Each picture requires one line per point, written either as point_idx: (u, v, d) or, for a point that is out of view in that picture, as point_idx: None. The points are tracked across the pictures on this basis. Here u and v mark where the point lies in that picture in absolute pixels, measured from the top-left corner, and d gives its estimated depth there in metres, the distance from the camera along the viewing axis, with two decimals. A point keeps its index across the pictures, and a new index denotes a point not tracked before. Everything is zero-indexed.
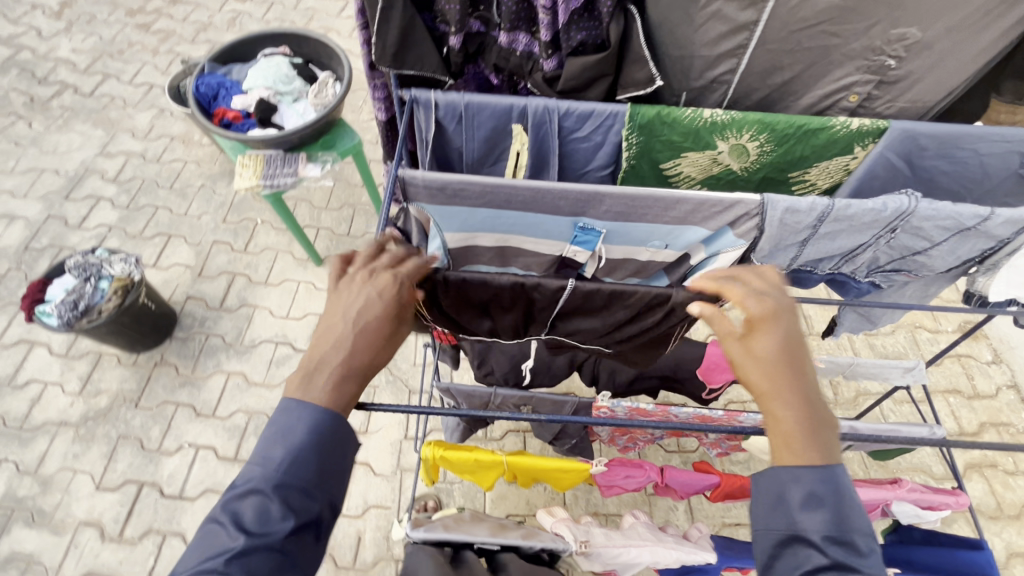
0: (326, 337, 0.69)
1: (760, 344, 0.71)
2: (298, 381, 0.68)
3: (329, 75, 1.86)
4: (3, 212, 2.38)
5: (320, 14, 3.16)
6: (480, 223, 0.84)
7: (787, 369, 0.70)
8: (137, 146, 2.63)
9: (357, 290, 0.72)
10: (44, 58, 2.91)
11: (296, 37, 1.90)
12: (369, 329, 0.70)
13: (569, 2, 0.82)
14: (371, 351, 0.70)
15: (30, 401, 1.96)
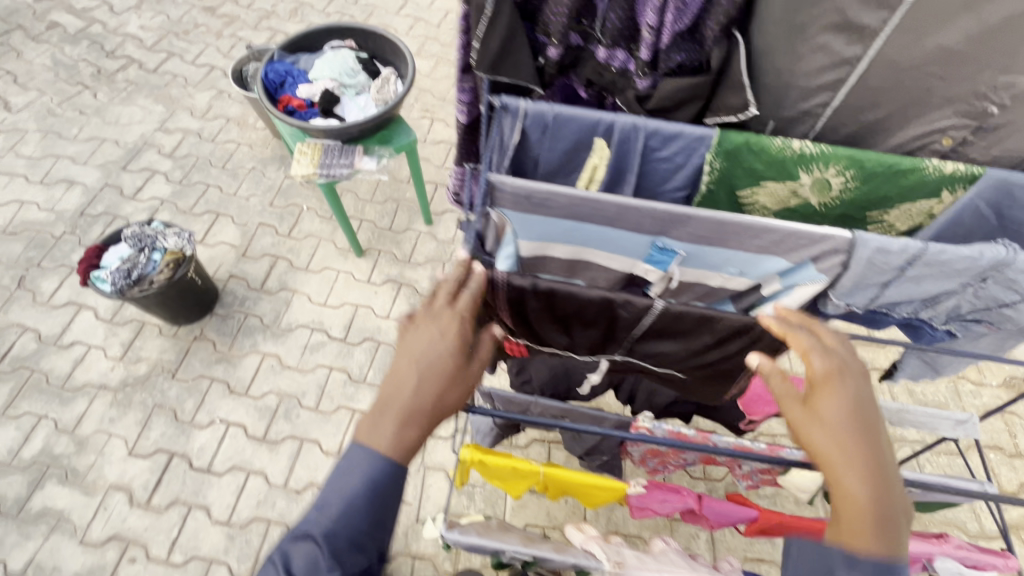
0: (393, 379, 0.75)
1: (826, 405, 0.72)
2: (365, 425, 0.74)
3: (392, 72, 1.88)
4: (64, 176, 2.46)
5: (379, 11, 3.22)
6: (559, 234, 0.84)
7: (856, 436, 0.69)
8: (194, 125, 2.70)
9: (418, 330, 0.77)
10: (114, 33, 3.01)
11: (363, 33, 1.93)
12: (431, 369, 0.74)
13: (676, 24, 0.85)
14: (433, 392, 0.74)
15: (73, 361, 2.01)
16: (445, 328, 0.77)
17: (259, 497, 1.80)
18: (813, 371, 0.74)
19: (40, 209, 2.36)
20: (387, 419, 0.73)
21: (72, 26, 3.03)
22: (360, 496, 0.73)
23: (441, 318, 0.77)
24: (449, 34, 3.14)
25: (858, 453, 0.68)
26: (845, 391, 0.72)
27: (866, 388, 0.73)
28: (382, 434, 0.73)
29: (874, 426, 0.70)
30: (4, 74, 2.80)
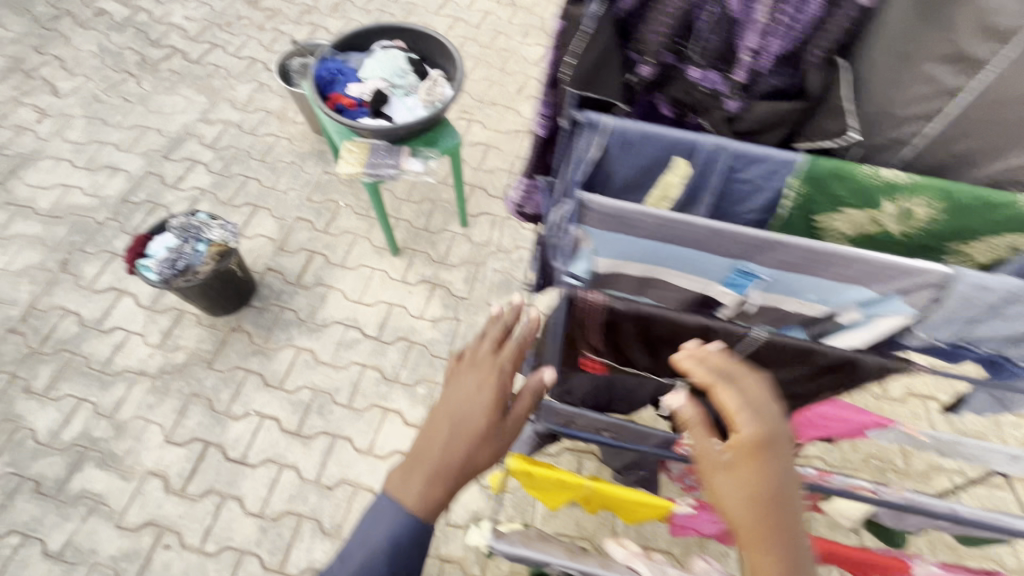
0: (427, 435, 0.86)
1: (752, 478, 0.71)
2: (397, 477, 0.84)
3: (441, 75, 1.88)
4: (108, 162, 2.50)
5: (419, 9, 3.23)
6: (639, 253, 0.84)
7: (777, 513, 0.69)
8: (235, 117, 2.72)
9: (457, 388, 0.90)
10: (159, 22, 3.05)
11: (413, 33, 1.93)
12: (463, 426, 0.86)
13: (775, 50, 0.90)
14: (463, 448, 0.84)
15: (113, 346, 2.04)
16: (477, 389, 0.89)
17: (291, 491, 1.82)
18: (739, 439, 0.73)
19: (84, 193, 2.39)
20: (416, 473, 0.82)
21: (118, 14, 3.07)
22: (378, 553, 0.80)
23: (474, 381, 0.90)
24: (488, 35, 3.14)
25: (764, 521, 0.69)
26: (772, 463, 0.71)
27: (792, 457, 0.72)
28: (412, 486, 0.82)
29: (782, 492, 0.70)
30: (52, 58, 2.84)
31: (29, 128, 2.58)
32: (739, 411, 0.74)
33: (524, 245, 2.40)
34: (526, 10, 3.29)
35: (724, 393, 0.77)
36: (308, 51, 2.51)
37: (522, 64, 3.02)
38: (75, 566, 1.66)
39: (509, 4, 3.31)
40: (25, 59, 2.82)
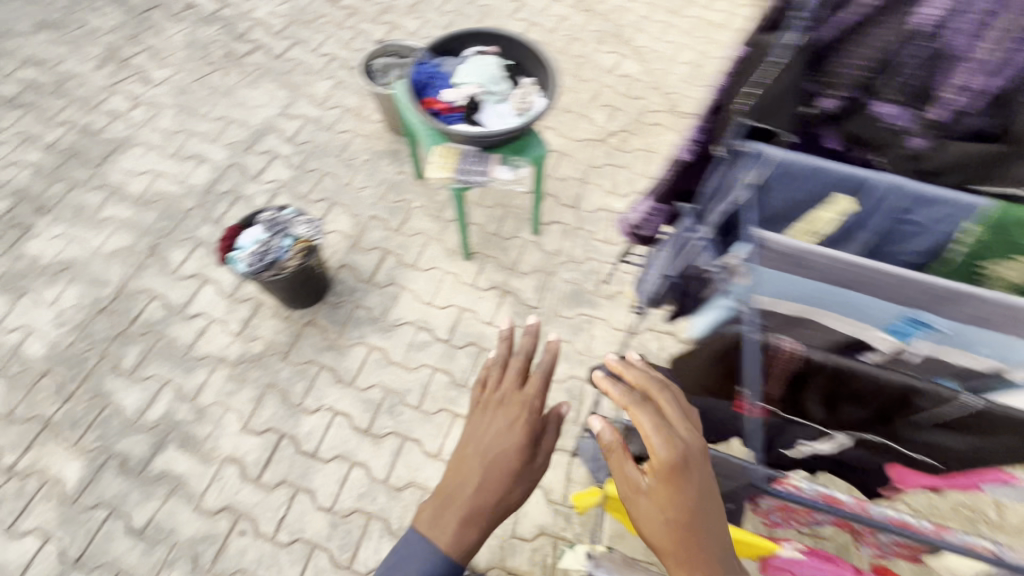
0: (455, 477, 1.00)
1: (666, 502, 0.77)
2: (428, 517, 0.99)
3: (533, 84, 1.87)
4: (195, 152, 2.58)
5: (494, 12, 3.23)
6: (804, 292, 0.87)
7: (695, 537, 0.75)
8: (314, 112, 2.77)
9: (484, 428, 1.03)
10: (244, 17, 3.14)
11: (507, 39, 1.92)
12: (492, 469, 0.99)
13: (984, 92, 0.86)
14: (493, 490, 0.98)
15: (196, 332, 2.11)
16: (505, 431, 1.01)
17: (361, 489, 1.84)
18: (655, 465, 0.77)
19: (172, 181, 2.48)
20: (448, 515, 0.98)
21: (207, 8, 3.17)
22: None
23: (499, 424, 1.02)
24: (563, 41, 3.11)
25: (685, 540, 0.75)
26: (688, 487, 0.76)
27: (708, 476, 0.77)
28: (445, 527, 0.97)
29: (698, 512, 0.76)
30: (145, 48, 2.95)
31: (122, 115, 2.69)
32: (651, 435, 0.78)
33: (595, 256, 2.36)
34: (602, 16, 3.24)
35: (638, 415, 0.81)
36: (391, 51, 2.54)
37: (596, 71, 2.98)
38: (157, 545, 1.72)
39: (585, 10, 3.27)
40: (121, 49, 2.94)
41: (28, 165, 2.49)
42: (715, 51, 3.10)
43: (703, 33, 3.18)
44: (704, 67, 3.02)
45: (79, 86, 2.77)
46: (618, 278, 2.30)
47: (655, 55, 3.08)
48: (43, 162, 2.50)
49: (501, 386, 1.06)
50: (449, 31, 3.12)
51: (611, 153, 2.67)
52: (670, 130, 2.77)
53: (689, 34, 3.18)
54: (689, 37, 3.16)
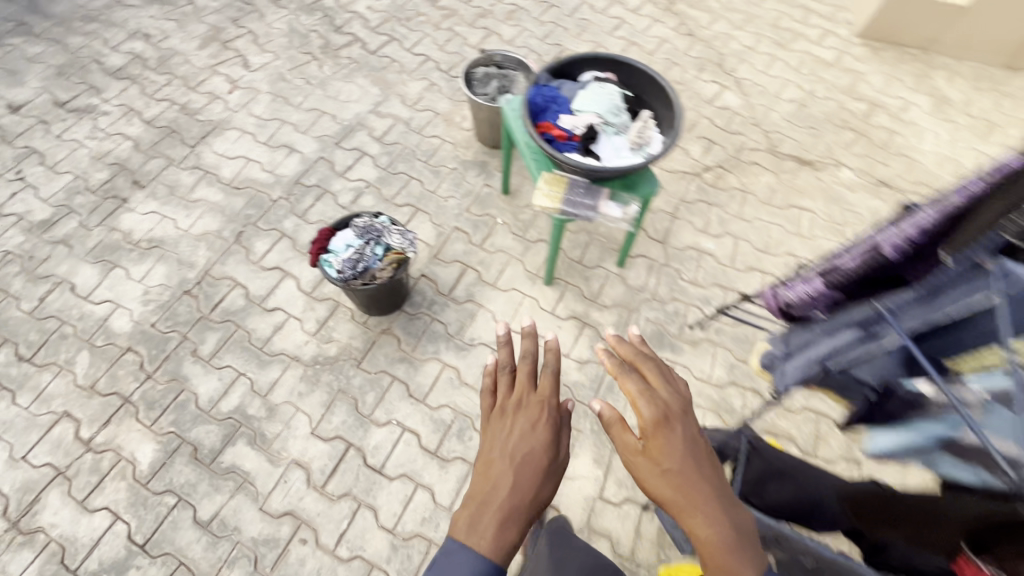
0: (484, 481, 0.92)
1: (659, 451, 0.88)
2: (464, 527, 0.87)
3: (653, 117, 1.79)
4: (286, 142, 2.58)
5: (593, 27, 3.14)
6: None
7: (694, 484, 0.85)
8: (405, 113, 2.73)
9: (506, 429, 0.99)
10: (344, 9, 3.14)
11: (630, 69, 1.83)
12: (524, 468, 0.93)
13: None
14: (526, 488, 0.92)
15: (273, 326, 2.10)
16: (528, 430, 0.98)
17: (424, 513, 1.79)
18: (646, 422, 0.91)
19: (262, 169, 2.49)
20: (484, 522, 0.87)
21: None
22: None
23: (521, 424, 0.99)
24: (662, 65, 3.00)
25: (693, 486, 0.84)
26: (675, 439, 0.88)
27: (689, 425, 0.91)
28: (485, 534, 0.86)
29: (699, 459, 0.87)
30: (246, 32, 2.98)
31: (220, 97, 2.71)
32: (638, 398, 0.93)
33: (680, 298, 2.26)
34: (704, 43, 3.11)
35: (626, 382, 0.97)
36: (493, 62, 2.51)
37: (694, 100, 2.86)
38: (220, 541, 1.72)
39: (687, 34, 3.15)
40: (224, 30, 2.98)
41: (128, 138, 2.53)
42: (821, 91, 2.94)
43: (810, 70, 3.02)
44: (809, 107, 2.86)
45: (182, 64, 2.82)
46: (703, 324, 2.19)
47: (757, 88, 2.93)
48: (142, 136, 2.55)
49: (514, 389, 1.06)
50: (546, 44, 3.06)
51: (704, 189, 2.55)
52: (769, 170, 2.63)
53: (795, 70, 3.02)
54: (794, 73, 3.01)
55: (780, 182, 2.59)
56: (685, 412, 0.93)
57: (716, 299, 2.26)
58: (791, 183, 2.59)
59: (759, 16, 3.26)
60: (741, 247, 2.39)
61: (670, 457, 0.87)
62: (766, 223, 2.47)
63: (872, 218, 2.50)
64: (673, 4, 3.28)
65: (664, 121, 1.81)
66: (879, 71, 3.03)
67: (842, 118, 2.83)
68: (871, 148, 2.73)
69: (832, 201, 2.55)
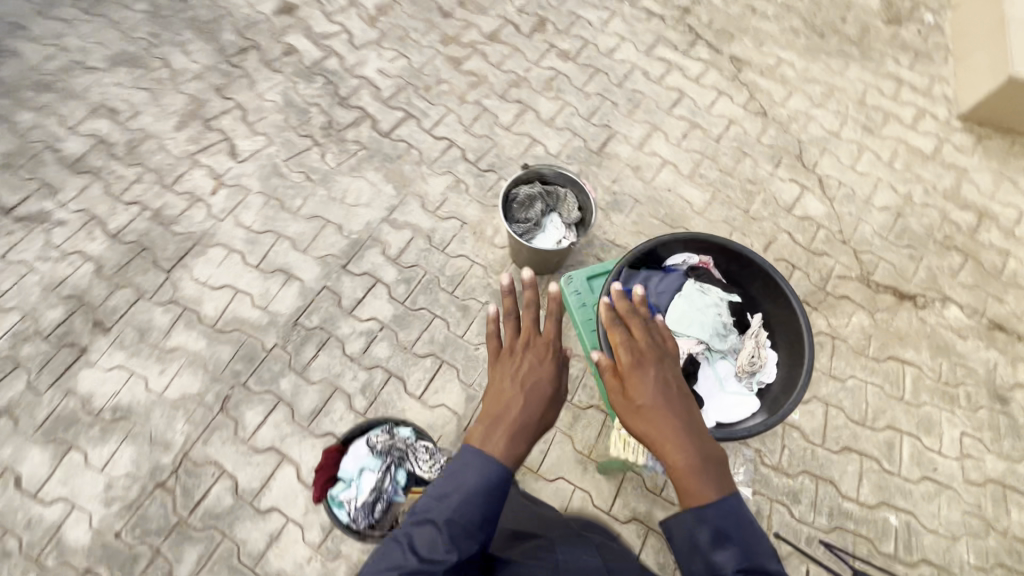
0: (498, 403, 1.16)
1: (634, 388, 1.13)
2: (477, 434, 1.10)
3: (763, 330, 1.38)
4: (282, 264, 2.13)
5: (647, 102, 2.64)
6: None
7: (651, 401, 1.09)
8: (425, 222, 2.28)
9: (514, 358, 1.25)
10: (350, 73, 2.62)
11: (733, 256, 1.40)
12: (534, 392, 1.18)
13: None
14: (532, 406, 1.16)
15: (268, 536, 1.71)
16: (537, 365, 1.24)
17: None
18: (624, 362, 1.17)
19: (254, 304, 2.05)
20: (499, 428, 1.11)
21: (308, 55, 2.65)
22: (477, 492, 1.04)
23: (530, 359, 1.25)
24: (731, 155, 2.52)
25: (662, 413, 1.08)
26: (641, 372, 1.12)
27: (659, 368, 1.15)
28: (501, 438, 1.10)
29: (670, 391, 1.12)
30: (233, 106, 2.48)
31: (202, 199, 2.24)
32: (619, 347, 1.20)
33: (762, 490, 1.86)
34: (779, 124, 2.61)
35: (614, 333, 1.22)
36: (537, 176, 2.04)
37: (770, 208, 2.40)
38: None
39: (759, 112, 2.64)
40: (207, 103, 2.47)
41: (87, 259, 2.08)
42: (919, 195, 2.47)
43: (905, 165, 2.54)
44: (905, 219, 2.41)
45: (155, 152, 2.33)
46: (792, 531, 1.81)
47: (844, 190, 2.46)
48: (105, 257, 2.09)
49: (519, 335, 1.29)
50: (592, 125, 2.56)
51: None
52: (863, 307, 2.20)
53: (887, 164, 2.54)
54: (887, 168, 2.53)
55: (878, 325, 2.16)
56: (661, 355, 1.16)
57: (807, 493, 1.86)
58: (891, 326, 2.16)
59: (842, 87, 2.75)
60: (834, 418, 1.98)
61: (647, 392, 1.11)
62: (862, 384, 2.05)
63: (987, 376, 2.09)
64: (741, 70, 2.75)
65: (782, 332, 1.38)
66: (985, 169, 2.57)
67: (945, 234, 2.38)
68: (982, 276, 2.30)
69: (940, 351, 2.12)
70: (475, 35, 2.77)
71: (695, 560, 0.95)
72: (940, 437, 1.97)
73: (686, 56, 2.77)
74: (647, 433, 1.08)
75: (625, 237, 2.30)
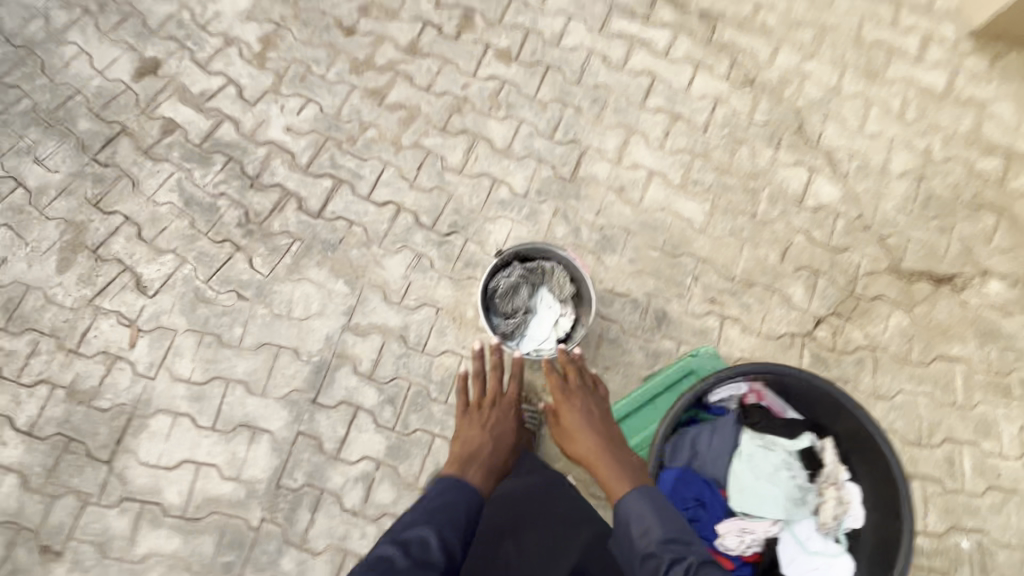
0: (471, 445, 1.57)
1: (571, 425, 1.58)
2: (458, 471, 1.50)
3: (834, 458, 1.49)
4: (242, 417, 1.81)
5: (615, 97, 2.20)
6: None
7: (582, 435, 1.56)
8: (393, 320, 1.93)
9: (482, 415, 1.64)
10: (253, 140, 2.12)
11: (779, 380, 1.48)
12: (500, 440, 1.60)
13: None
14: (497, 446, 1.58)
15: None
16: (504, 417, 1.64)
17: None
18: (562, 406, 1.61)
19: (223, 476, 1.75)
20: (474, 468, 1.51)
21: (195, 129, 2.12)
22: (464, 505, 1.40)
23: (495, 415, 1.63)
24: (724, 147, 2.14)
25: (594, 443, 1.53)
26: (574, 410, 1.59)
27: (589, 409, 1.60)
28: (478, 472, 1.51)
29: (598, 425, 1.57)
30: (121, 221, 2.00)
31: (121, 357, 1.85)
32: (558, 395, 1.63)
33: None
34: (770, 93, 2.21)
35: (556, 386, 1.64)
36: (512, 257, 1.71)
37: (779, 205, 2.08)
38: None
39: (745, 81, 2.22)
40: (87, 226, 1.99)
41: (6, 472, 1.73)
42: (939, 147, 2.16)
43: (918, 113, 2.20)
44: (927, 182, 2.11)
45: (44, 308, 1.89)
46: None
47: (856, 162, 2.13)
48: (27, 463, 1.74)
49: (486, 393, 1.67)
50: (558, 143, 2.13)
51: (822, 358, 1.91)
52: (899, 305, 1.96)
53: (898, 116, 2.19)
54: (899, 122, 2.19)
55: (919, 323, 1.94)
56: (590, 399, 1.62)
57: None
58: (931, 320, 1.95)
59: (834, 25, 2.31)
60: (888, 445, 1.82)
61: (580, 427, 1.57)
62: (911, 398, 1.87)
63: None
64: (715, 29, 2.29)
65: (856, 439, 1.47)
66: (1006, 96, 2.23)
67: (973, 191, 2.10)
68: (1018, 234, 2.05)
69: (987, 338, 1.93)
70: (391, 52, 2.24)
71: (629, 541, 1.32)
72: (1000, 439, 1.83)
73: (648, 24, 2.29)
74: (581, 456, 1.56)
75: (626, 281, 1.98)
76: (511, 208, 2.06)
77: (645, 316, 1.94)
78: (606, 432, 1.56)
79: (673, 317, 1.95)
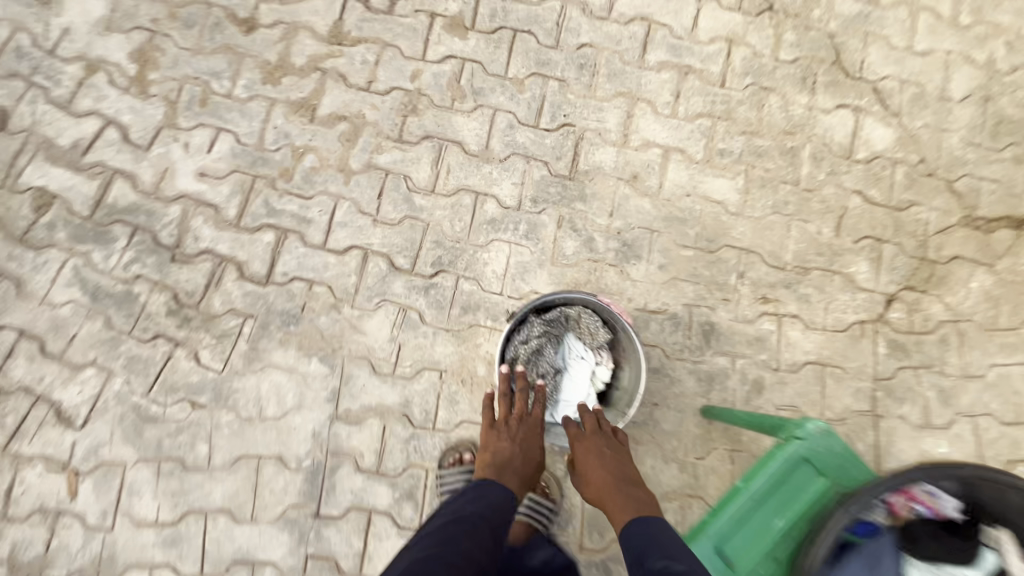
0: (497, 453, 1.23)
1: (587, 465, 1.22)
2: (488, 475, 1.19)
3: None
4: (234, 553, 1.48)
5: (607, 57, 1.73)
6: None
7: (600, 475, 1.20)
8: (390, 395, 1.57)
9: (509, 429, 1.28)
10: (159, 198, 1.63)
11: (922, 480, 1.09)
12: (527, 455, 1.26)
13: None
14: (526, 461, 1.24)
15: None
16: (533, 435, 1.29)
17: None
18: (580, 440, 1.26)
19: None
20: (507, 475, 1.20)
21: (78, 196, 1.62)
22: (502, 499, 1.14)
23: (523, 430, 1.28)
24: (749, 100, 1.72)
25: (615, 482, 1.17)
26: (596, 447, 1.23)
27: (614, 449, 1.24)
28: (508, 481, 1.19)
29: (624, 467, 1.21)
30: (16, 339, 1.55)
31: (64, 511, 1.48)
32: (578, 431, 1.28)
33: None
34: (795, 18, 1.76)
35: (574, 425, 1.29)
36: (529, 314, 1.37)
37: (825, 163, 1.70)
38: None
39: (761, 8, 1.76)
40: None
41: None
42: (1003, 54, 1.77)
43: (974, 13, 1.78)
44: (994, 101, 1.74)
45: None
46: None
47: (910, 92, 1.74)
48: None
49: (513, 408, 1.31)
50: (546, 132, 1.69)
51: (900, 343, 1.62)
52: (980, 263, 1.65)
53: (951, 20, 1.78)
54: (953, 30, 1.77)
55: (1004, 281, 1.65)
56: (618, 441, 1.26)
57: None
58: (1018, 274, 1.65)
59: None
60: (988, 432, 1.58)
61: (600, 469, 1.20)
62: (1006, 371, 1.61)
63: None
64: None
65: None
66: None
67: None
68: None
69: None
70: (310, 44, 1.71)
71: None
72: None
73: None
74: (599, 499, 1.19)
75: (660, 294, 1.63)
76: (504, 227, 1.65)
77: (690, 333, 1.61)
78: (632, 470, 1.21)
79: (723, 328, 1.62)
